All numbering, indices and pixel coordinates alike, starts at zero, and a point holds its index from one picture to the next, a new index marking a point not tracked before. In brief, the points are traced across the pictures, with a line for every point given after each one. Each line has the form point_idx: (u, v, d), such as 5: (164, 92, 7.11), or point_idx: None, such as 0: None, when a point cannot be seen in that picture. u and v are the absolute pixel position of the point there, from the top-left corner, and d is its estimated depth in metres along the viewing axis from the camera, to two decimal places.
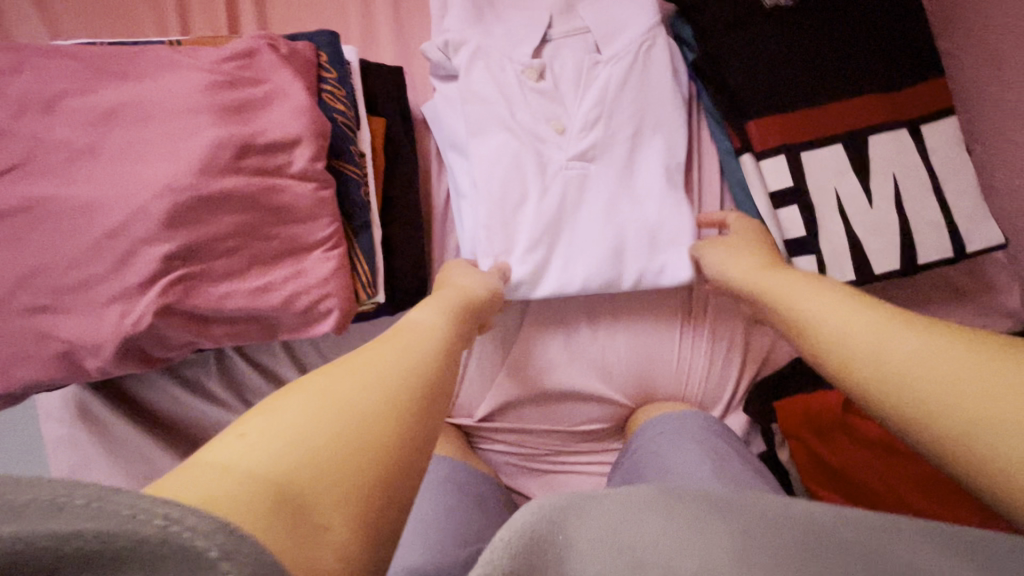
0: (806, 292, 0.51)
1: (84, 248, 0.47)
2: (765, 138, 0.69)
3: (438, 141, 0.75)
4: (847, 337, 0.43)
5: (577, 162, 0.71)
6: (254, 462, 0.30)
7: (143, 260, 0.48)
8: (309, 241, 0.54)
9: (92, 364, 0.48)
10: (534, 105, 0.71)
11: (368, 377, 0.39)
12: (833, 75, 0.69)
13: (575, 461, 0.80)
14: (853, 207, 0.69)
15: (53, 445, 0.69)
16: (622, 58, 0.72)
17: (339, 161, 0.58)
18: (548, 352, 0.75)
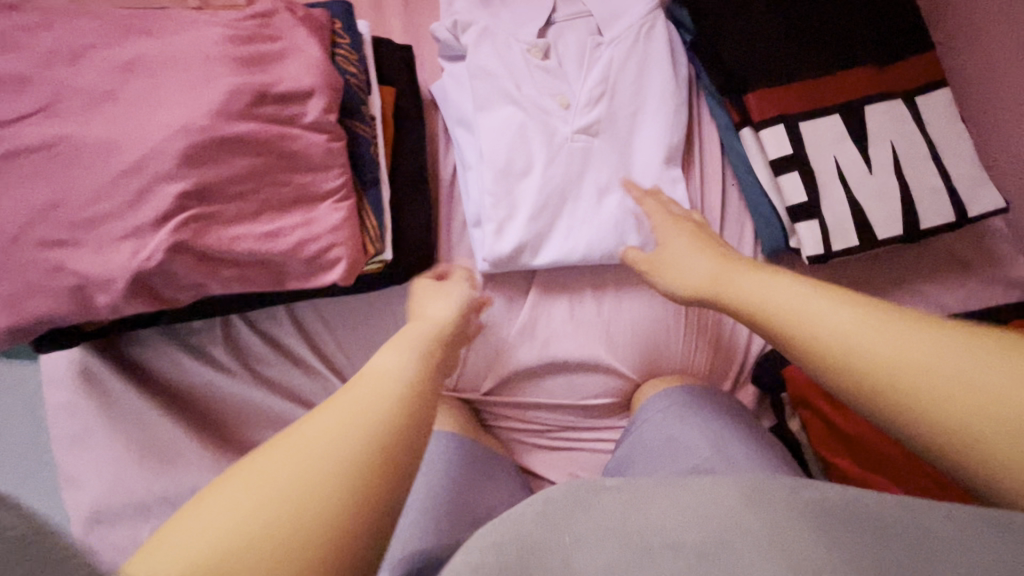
0: (780, 290, 0.49)
1: (100, 184, 0.48)
2: (764, 109, 0.71)
3: (446, 119, 0.77)
4: (861, 348, 0.42)
5: (581, 136, 0.72)
6: (218, 543, 0.29)
7: (157, 196, 0.48)
8: (319, 190, 0.55)
9: (102, 300, 0.49)
10: (539, 81, 0.73)
11: (308, 439, 0.34)
12: (827, 50, 0.72)
13: (581, 436, 0.79)
14: (853, 174, 0.70)
15: (56, 413, 0.69)
16: (624, 38, 0.74)
17: (351, 119, 0.60)
18: (554, 323, 0.74)
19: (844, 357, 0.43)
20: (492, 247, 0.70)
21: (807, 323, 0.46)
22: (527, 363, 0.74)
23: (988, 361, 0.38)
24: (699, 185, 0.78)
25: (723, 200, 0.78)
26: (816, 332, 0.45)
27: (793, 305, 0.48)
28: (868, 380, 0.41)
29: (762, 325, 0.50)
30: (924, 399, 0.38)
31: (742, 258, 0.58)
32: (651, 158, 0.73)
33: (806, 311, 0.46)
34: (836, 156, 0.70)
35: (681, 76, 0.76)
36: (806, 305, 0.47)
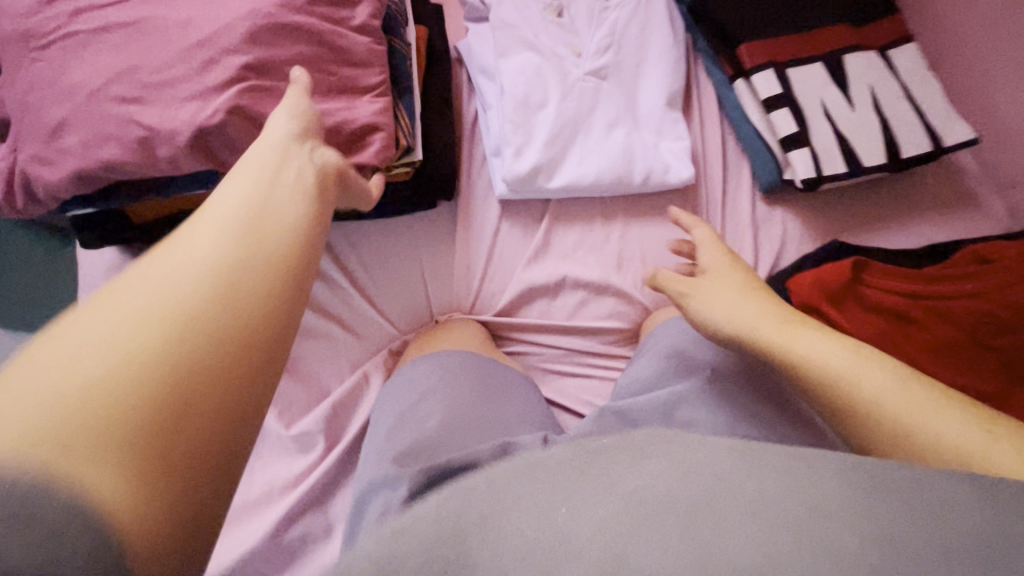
0: (795, 334, 0.52)
1: (175, 54, 0.55)
2: (754, 58, 0.80)
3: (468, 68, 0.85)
4: (844, 382, 0.47)
5: (591, 78, 0.80)
6: (78, 384, 0.28)
7: (223, 66, 0.55)
8: (361, 84, 0.62)
9: (165, 153, 0.54)
10: (553, 33, 0.82)
11: (153, 288, 0.34)
12: (807, 12, 0.82)
13: (596, 361, 0.78)
14: (837, 111, 0.78)
15: None
16: (627, 2, 0.84)
17: (390, 38, 0.68)
18: (565, 247, 0.79)
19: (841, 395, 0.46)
20: (510, 168, 0.76)
21: (795, 349, 0.50)
22: (541, 283, 0.78)
23: (953, 415, 0.42)
24: (698, 131, 0.86)
25: (722, 146, 0.85)
26: (805, 359, 0.50)
27: (789, 339, 0.51)
28: (847, 406, 0.46)
29: (754, 348, 0.54)
30: (889, 431, 0.43)
31: (755, 283, 0.60)
32: (654, 100, 0.81)
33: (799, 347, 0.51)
34: (821, 96, 0.78)
35: (679, 37, 0.86)
36: (795, 338, 0.51)
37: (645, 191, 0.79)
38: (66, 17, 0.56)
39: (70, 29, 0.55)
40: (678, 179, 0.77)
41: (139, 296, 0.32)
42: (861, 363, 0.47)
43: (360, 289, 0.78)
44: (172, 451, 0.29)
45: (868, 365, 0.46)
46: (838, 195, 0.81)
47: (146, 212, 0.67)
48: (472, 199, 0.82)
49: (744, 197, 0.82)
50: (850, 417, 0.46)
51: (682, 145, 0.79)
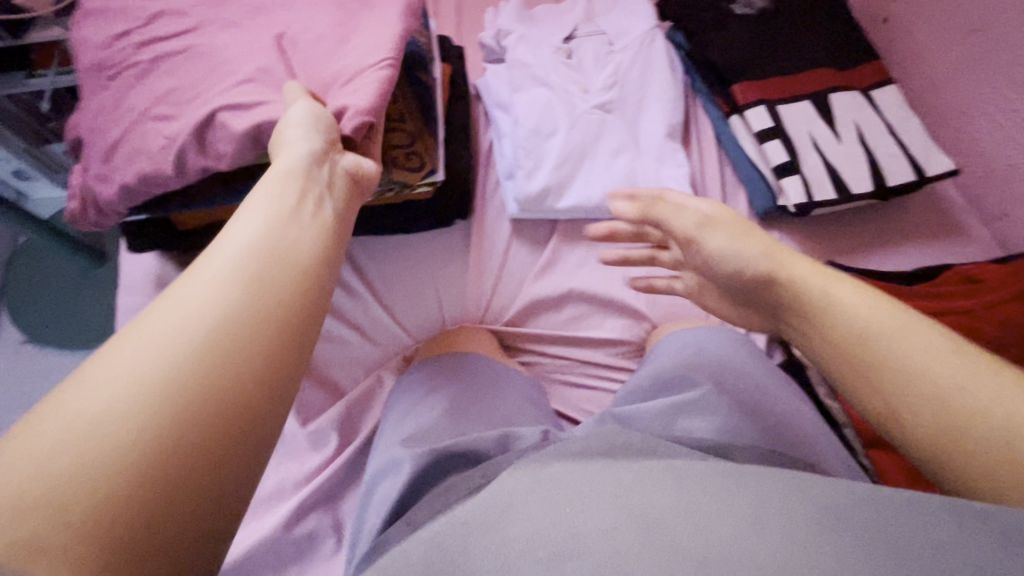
0: (849, 290, 0.52)
1: (215, 76, 0.62)
2: (747, 96, 0.87)
3: (485, 103, 0.93)
4: (891, 361, 0.46)
5: (597, 111, 0.88)
6: (34, 460, 0.28)
7: (263, 77, 0.61)
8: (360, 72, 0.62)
9: (213, 155, 0.61)
10: (562, 72, 0.91)
11: (124, 354, 0.33)
12: (794, 57, 0.90)
13: (602, 375, 0.81)
14: (825, 143, 0.84)
15: (123, 312, 0.76)
16: (630, 47, 0.93)
17: (416, 70, 0.77)
18: (572, 263, 0.84)
19: (886, 368, 0.46)
20: (522, 188, 0.82)
21: (844, 316, 0.50)
22: (549, 295, 0.82)
23: (998, 395, 0.41)
24: (697, 161, 0.92)
25: (720, 174, 0.91)
26: (849, 333, 0.50)
27: (844, 313, 0.51)
28: (873, 398, 0.47)
29: (803, 313, 0.55)
30: (917, 426, 0.44)
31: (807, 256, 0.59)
32: (654, 132, 0.88)
33: (849, 318, 0.50)
34: (809, 129, 0.84)
35: (678, 78, 0.94)
36: (857, 312, 0.50)
37: None
38: (137, 46, 0.64)
39: (140, 56, 0.63)
40: None
41: (111, 381, 0.32)
42: (911, 338, 0.46)
43: (377, 297, 0.82)
44: (130, 533, 0.29)
45: (925, 342, 0.46)
46: (831, 220, 0.86)
47: (186, 218, 0.73)
48: (485, 218, 0.88)
49: None
50: (878, 405, 0.47)
51: (680, 171, 0.85)
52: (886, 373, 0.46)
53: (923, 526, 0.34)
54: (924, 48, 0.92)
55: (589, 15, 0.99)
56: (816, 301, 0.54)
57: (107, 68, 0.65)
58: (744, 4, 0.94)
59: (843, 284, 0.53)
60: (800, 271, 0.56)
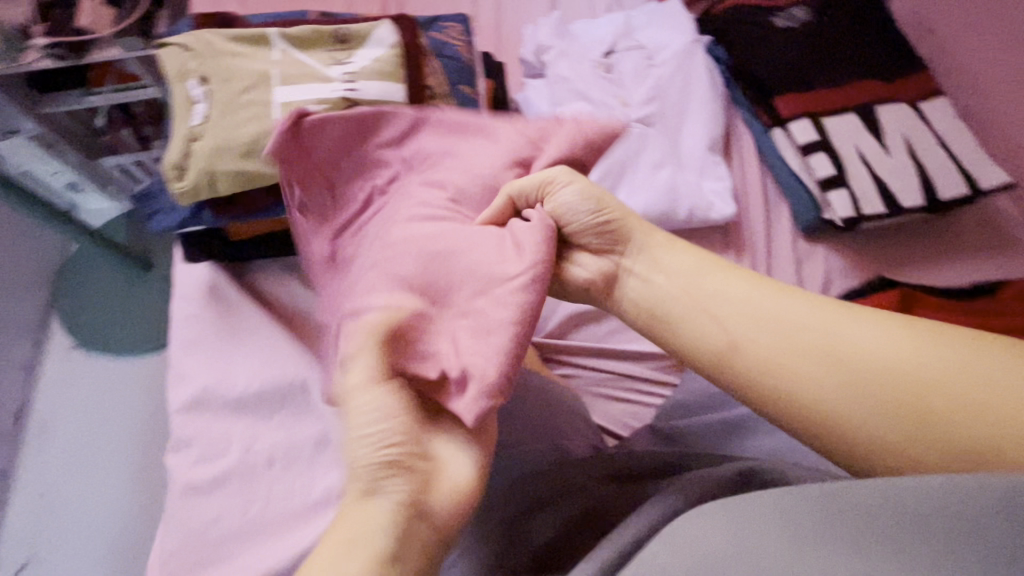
0: (783, 303, 0.50)
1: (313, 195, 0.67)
2: (790, 109, 0.86)
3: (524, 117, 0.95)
4: (801, 380, 0.45)
5: (638, 125, 0.88)
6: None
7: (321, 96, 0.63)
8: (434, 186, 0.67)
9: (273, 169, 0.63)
10: (603, 86, 0.92)
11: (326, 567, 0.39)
12: (839, 69, 0.89)
13: (645, 389, 0.80)
14: (873, 156, 0.82)
15: (178, 321, 0.78)
16: (671, 60, 0.94)
17: (462, 86, 0.78)
18: None
19: (819, 389, 0.44)
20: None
21: (748, 342, 0.48)
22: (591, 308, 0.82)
23: (984, 373, 0.40)
24: (739, 175, 0.91)
25: (763, 187, 0.90)
26: (760, 347, 0.48)
27: (759, 307, 0.50)
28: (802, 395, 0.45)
29: (709, 343, 0.50)
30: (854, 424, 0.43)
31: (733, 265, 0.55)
32: (696, 145, 0.88)
33: (734, 303, 0.50)
34: (856, 142, 0.83)
35: (719, 93, 0.93)
36: (766, 330, 0.48)
37: (689, 226, 0.84)
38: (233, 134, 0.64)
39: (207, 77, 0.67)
40: (720, 215, 0.83)
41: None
42: (853, 326, 0.46)
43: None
44: None
45: (868, 328, 0.46)
46: (880, 234, 0.84)
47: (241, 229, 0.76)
48: None
49: (786, 234, 0.86)
50: (805, 400, 0.45)
51: (723, 184, 0.85)
52: (840, 373, 0.44)
53: (923, 491, 0.31)
54: (972, 59, 0.91)
55: (628, 30, 1.00)
56: (750, 315, 0.49)
57: (174, 86, 0.68)
58: (786, 16, 0.94)
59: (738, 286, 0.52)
60: (683, 287, 0.53)
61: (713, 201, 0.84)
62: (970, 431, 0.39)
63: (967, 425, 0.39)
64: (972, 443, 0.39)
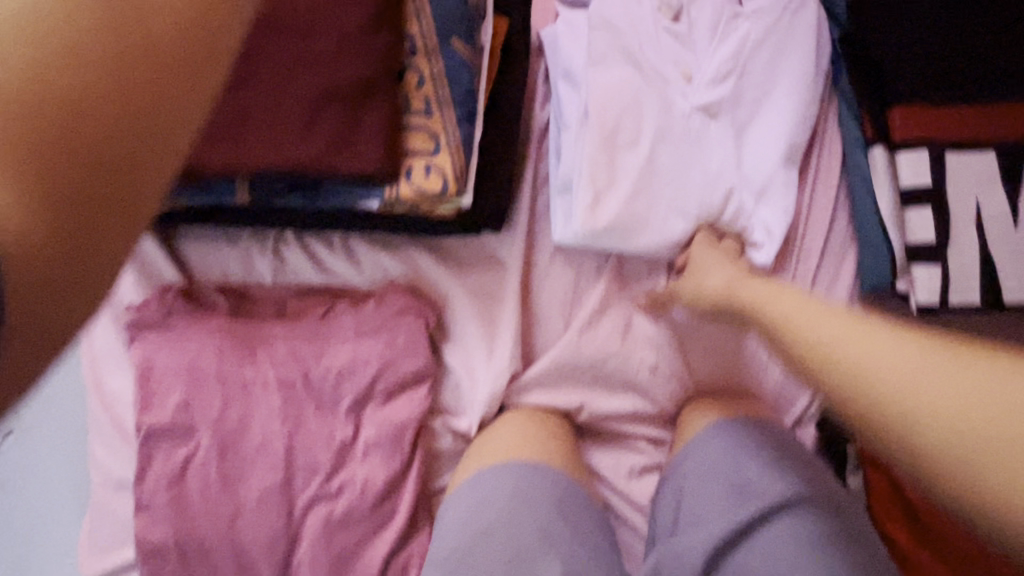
0: (812, 314, 0.40)
1: (345, 361, 0.65)
2: (905, 128, 0.63)
3: (551, 67, 0.66)
4: (852, 348, 0.34)
5: (701, 116, 0.63)
6: None
7: (363, 324, 0.66)
8: (417, 374, 0.66)
9: (312, 327, 0.66)
10: (664, 48, 0.64)
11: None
12: (991, 68, 0.62)
13: (631, 426, 0.73)
14: (994, 222, 0.61)
15: (93, 358, 0.68)
16: (767, 13, 0.63)
17: (454, 35, 0.54)
18: (633, 317, 0.70)
19: (914, 405, 0.30)
20: (584, 222, 0.60)
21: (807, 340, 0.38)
22: (583, 354, 0.70)
23: (956, 374, 0.30)
24: (807, 197, 0.69)
25: (832, 224, 0.69)
26: (935, 392, 0.29)
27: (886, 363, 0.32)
28: (888, 391, 0.31)
29: (836, 369, 0.34)
30: (998, 484, 0.26)
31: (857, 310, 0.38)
32: (765, 162, 0.63)
33: (821, 336, 0.37)
34: (978, 195, 0.61)
35: (814, 92, 0.66)
36: (827, 340, 0.36)
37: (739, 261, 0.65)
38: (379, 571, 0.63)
39: None
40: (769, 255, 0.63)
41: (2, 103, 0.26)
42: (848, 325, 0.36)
43: (358, 309, 0.66)
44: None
45: (835, 320, 0.37)
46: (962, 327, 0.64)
47: None
48: (530, 228, 0.69)
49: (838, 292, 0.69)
50: (902, 442, 0.30)
51: (774, 224, 0.63)
52: (830, 357, 0.35)
53: None
54: None
55: None
56: (782, 317, 0.42)
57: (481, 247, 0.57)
58: None
59: (822, 310, 0.39)
60: (775, 295, 0.46)
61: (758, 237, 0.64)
62: (998, 414, 0.27)
63: (947, 390, 0.29)
64: (973, 443, 0.27)
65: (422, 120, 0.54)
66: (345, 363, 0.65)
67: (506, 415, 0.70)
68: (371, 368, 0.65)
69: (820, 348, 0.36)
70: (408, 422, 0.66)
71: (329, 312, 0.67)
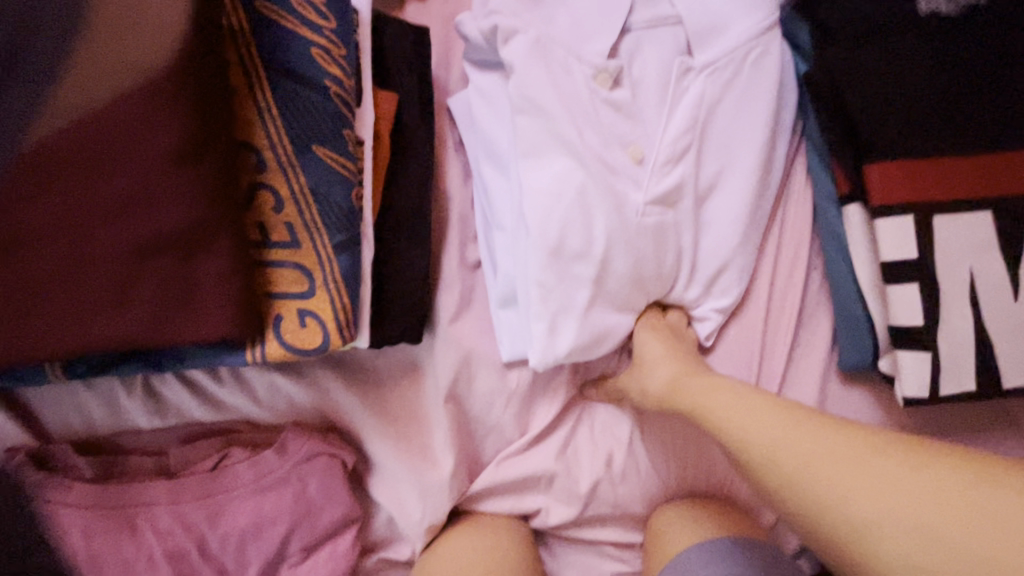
0: (822, 442, 0.44)
1: (245, 523, 0.53)
2: (887, 189, 0.53)
3: (472, 149, 0.57)
4: (864, 507, 0.40)
5: (656, 208, 0.53)
6: None
7: (267, 472, 0.54)
8: (338, 524, 0.55)
9: (203, 482, 0.54)
10: (605, 124, 0.52)
11: None
12: (983, 111, 0.53)
13: (598, 536, 0.64)
14: (989, 295, 0.53)
15: None
16: (721, 69, 0.54)
17: (315, 142, 0.42)
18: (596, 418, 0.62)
19: (879, 530, 0.39)
20: (544, 352, 0.52)
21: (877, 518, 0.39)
22: (536, 468, 0.60)
23: (923, 477, 0.40)
24: (776, 266, 0.60)
25: (805, 295, 0.61)
26: (906, 522, 0.39)
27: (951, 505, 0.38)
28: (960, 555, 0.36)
29: (796, 493, 0.44)
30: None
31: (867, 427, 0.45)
32: (724, 245, 0.56)
33: (823, 474, 0.43)
34: (972, 264, 0.53)
35: (776, 152, 0.57)
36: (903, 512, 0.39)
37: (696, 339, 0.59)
38: None
39: None
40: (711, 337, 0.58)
41: None
42: (857, 456, 0.43)
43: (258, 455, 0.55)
44: None
45: (862, 459, 0.42)
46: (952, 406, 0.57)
47: None
48: (458, 331, 0.57)
49: (814, 370, 0.60)
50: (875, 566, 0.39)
51: (723, 305, 0.58)
52: (837, 504, 0.41)
53: None
54: None
55: None
56: (780, 453, 0.45)
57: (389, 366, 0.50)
58: None
59: (809, 435, 0.45)
60: (744, 409, 0.49)
61: (707, 315, 0.58)
62: (975, 542, 0.36)
63: (918, 530, 0.38)
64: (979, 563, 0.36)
65: (285, 255, 0.42)
66: (247, 526, 0.53)
67: (454, 530, 0.60)
68: (279, 527, 0.54)
69: (878, 509, 0.40)
70: None
71: (222, 461, 0.55)
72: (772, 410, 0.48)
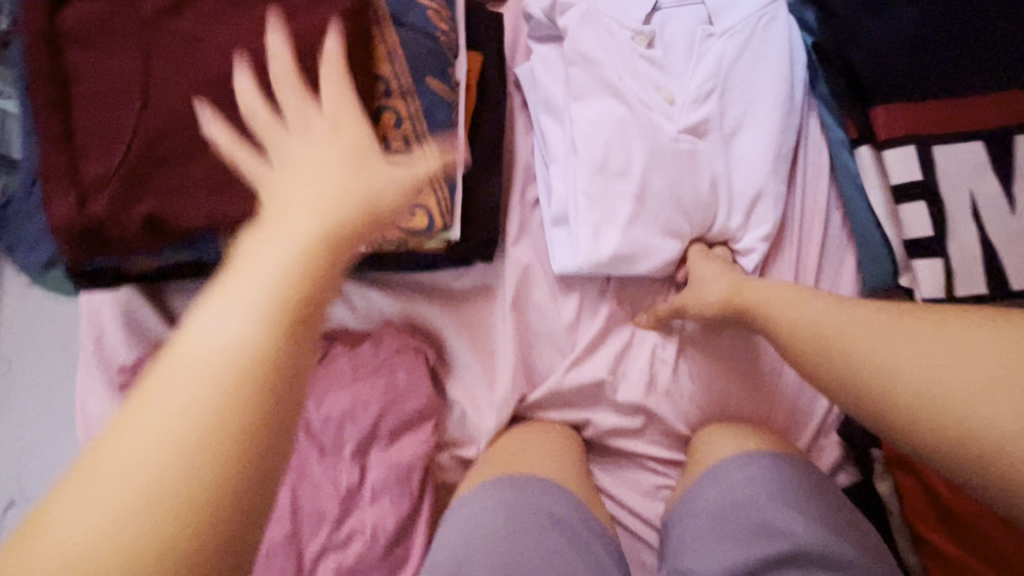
0: (834, 311, 0.49)
1: (346, 405, 0.63)
2: (889, 127, 0.63)
3: (533, 103, 0.69)
4: (867, 348, 0.44)
5: (687, 136, 0.64)
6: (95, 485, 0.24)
7: (364, 365, 0.65)
8: (422, 411, 0.64)
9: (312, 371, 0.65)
10: (643, 76, 0.65)
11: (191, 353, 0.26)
12: (969, 59, 0.62)
13: (646, 449, 0.70)
14: (989, 210, 0.60)
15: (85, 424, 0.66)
16: (738, 32, 0.66)
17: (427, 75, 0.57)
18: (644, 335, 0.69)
19: (880, 363, 0.42)
20: (590, 254, 0.61)
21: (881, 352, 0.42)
22: (588, 376, 0.68)
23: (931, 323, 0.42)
24: (798, 202, 0.69)
25: (827, 226, 0.69)
26: (904, 354, 0.41)
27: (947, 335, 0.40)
28: (949, 368, 0.38)
29: (815, 351, 0.48)
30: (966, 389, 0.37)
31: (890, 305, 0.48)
32: (752, 175, 0.65)
33: (839, 330, 0.47)
34: (971, 185, 0.61)
35: (790, 102, 0.68)
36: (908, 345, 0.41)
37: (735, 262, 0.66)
38: None
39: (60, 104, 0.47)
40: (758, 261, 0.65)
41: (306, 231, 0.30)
42: (867, 318, 0.46)
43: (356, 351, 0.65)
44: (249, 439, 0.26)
45: (869, 319, 0.46)
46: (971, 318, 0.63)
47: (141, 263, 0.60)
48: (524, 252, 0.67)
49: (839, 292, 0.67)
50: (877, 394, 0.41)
51: (763, 233, 0.65)
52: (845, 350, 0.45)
53: None
54: None
55: None
56: (808, 325, 0.50)
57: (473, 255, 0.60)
58: None
59: (828, 309, 0.49)
60: (777, 301, 0.55)
61: (753, 247, 0.65)
62: (967, 357, 0.38)
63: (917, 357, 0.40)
64: (968, 372, 0.37)
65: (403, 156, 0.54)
66: (347, 407, 0.63)
67: (517, 427, 0.68)
68: (373, 409, 0.63)
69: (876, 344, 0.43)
70: (415, 463, 0.63)
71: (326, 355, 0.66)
72: (804, 299, 0.52)
